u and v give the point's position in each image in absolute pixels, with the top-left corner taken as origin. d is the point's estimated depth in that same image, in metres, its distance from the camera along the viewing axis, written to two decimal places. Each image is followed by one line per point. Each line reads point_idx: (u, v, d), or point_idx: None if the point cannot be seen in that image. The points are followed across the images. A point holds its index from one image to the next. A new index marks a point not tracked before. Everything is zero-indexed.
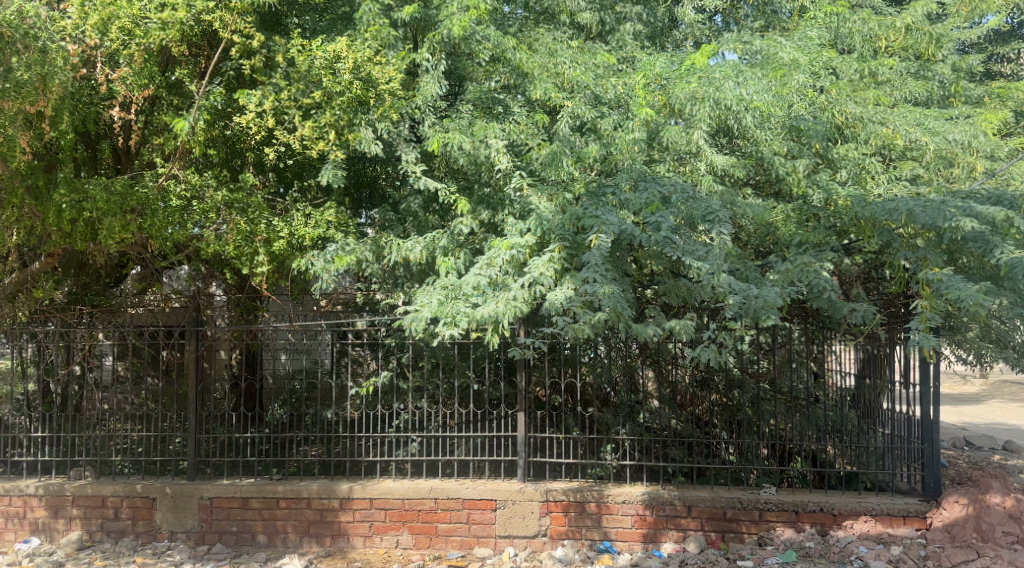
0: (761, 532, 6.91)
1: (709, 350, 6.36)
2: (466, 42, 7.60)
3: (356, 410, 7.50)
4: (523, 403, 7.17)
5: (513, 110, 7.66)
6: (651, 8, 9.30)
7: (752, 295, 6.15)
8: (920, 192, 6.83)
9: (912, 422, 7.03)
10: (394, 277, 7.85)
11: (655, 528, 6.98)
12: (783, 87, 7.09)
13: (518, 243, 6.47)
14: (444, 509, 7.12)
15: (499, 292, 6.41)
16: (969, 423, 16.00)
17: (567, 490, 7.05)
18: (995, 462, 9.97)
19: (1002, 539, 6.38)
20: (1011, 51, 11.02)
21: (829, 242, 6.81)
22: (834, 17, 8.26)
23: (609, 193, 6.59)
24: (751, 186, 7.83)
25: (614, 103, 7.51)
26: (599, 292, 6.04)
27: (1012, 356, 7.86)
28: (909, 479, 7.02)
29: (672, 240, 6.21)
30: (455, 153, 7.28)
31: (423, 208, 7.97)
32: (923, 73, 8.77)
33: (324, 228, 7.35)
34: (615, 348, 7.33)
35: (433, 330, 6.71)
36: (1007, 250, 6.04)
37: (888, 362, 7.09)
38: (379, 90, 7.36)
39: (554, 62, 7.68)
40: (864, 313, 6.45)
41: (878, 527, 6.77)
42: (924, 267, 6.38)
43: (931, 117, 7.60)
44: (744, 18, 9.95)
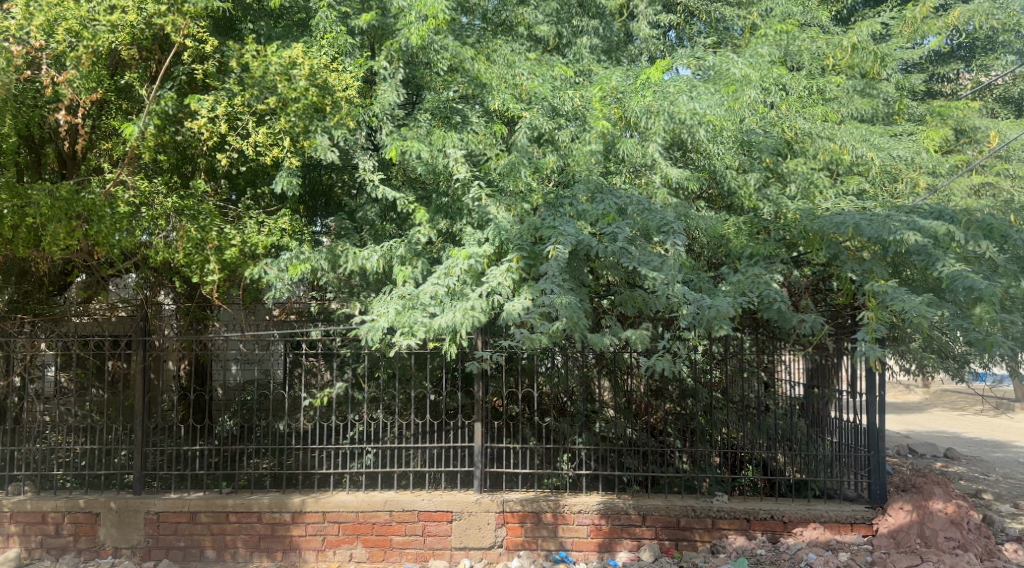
0: (714, 540, 6.99)
1: (664, 359, 6.42)
2: (423, 51, 7.56)
3: (310, 422, 7.41)
4: (479, 413, 7.11)
5: (472, 120, 7.62)
6: (607, 23, 9.52)
7: (706, 305, 6.24)
8: (866, 207, 7.01)
9: (859, 431, 7.25)
10: (349, 286, 7.80)
11: (610, 537, 7.02)
12: (735, 102, 7.22)
13: (476, 252, 6.53)
14: (399, 521, 7.06)
15: (457, 301, 6.49)
16: (912, 432, 16.31)
17: (523, 500, 7.05)
18: (937, 469, 10.23)
19: (945, 544, 6.49)
20: (952, 72, 11.12)
21: (780, 254, 6.90)
22: (784, 34, 8.39)
23: (566, 204, 6.69)
24: (705, 200, 7.72)
25: (571, 115, 7.46)
26: (555, 302, 6.09)
27: (952, 366, 7.96)
28: (856, 486, 7.21)
29: (628, 250, 6.29)
30: (413, 161, 7.28)
31: (381, 217, 7.94)
32: (869, 91, 8.75)
33: (277, 235, 7.28)
34: (573, 358, 7.26)
35: (390, 340, 6.77)
36: (948, 263, 6.34)
37: (835, 371, 7.33)
38: (335, 97, 7.27)
39: (513, 73, 7.72)
40: (813, 323, 6.60)
41: (827, 534, 6.94)
42: (870, 279, 6.58)
43: (876, 134, 7.83)
44: (697, 35, 10.19)
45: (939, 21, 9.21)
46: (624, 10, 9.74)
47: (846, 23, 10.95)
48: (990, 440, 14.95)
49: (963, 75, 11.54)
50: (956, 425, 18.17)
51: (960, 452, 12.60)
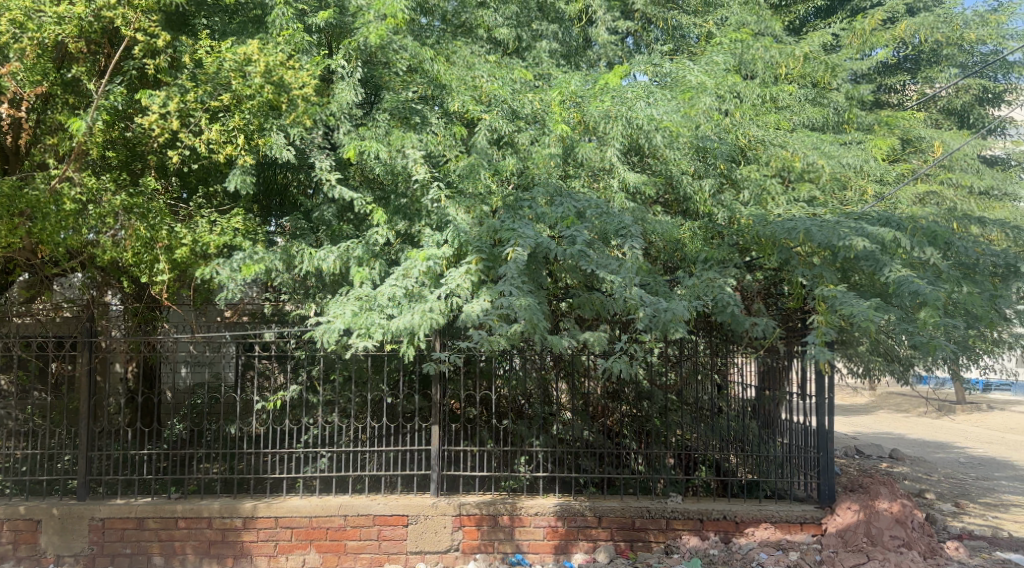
0: (668, 540, 7.06)
1: (622, 362, 6.45)
2: (382, 51, 7.56)
3: (262, 425, 7.27)
4: (437, 415, 7.10)
5: (431, 121, 7.60)
6: (566, 28, 9.60)
7: (662, 309, 6.32)
8: (816, 213, 7.17)
9: (809, 432, 7.37)
10: (305, 288, 7.77)
11: (566, 539, 7.04)
12: (691, 109, 7.27)
13: (435, 255, 6.50)
14: (354, 526, 6.99)
15: (415, 303, 6.48)
16: (858, 434, 16.70)
17: (480, 503, 7.03)
18: (883, 469, 10.51)
19: (890, 543, 6.64)
20: (899, 83, 11.41)
21: (733, 258, 7.05)
22: (739, 43, 8.62)
23: (526, 207, 6.74)
24: (661, 205, 7.77)
25: (530, 119, 7.50)
26: (514, 304, 6.10)
27: (897, 369, 8.17)
28: (806, 486, 7.33)
29: (586, 254, 6.30)
30: (371, 162, 7.25)
31: (337, 217, 7.86)
32: (820, 100, 8.96)
33: (230, 235, 7.13)
34: (530, 360, 7.29)
35: (346, 342, 6.76)
36: (894, 268, 6.53)
37: (786, 374, 7.42)
38: (291, 95, 7.26)
39: (472, 75, 7.71)
40: (765, 326, 6.71)
41: (777, 534, 7.06)
42: (820, 284, 6.72)
43: (827, 142, 7.89)
44: (654, 42, 10.31)
45: (887, 34, 9.57)
46: (583, 15, 9.83)
47: (799, 33, 11.25)
48: (932, 441, 15.37)
49: (908, 86, 11.74)
50: (899, 426, 18.68)
51: (904, 453, 12.95)
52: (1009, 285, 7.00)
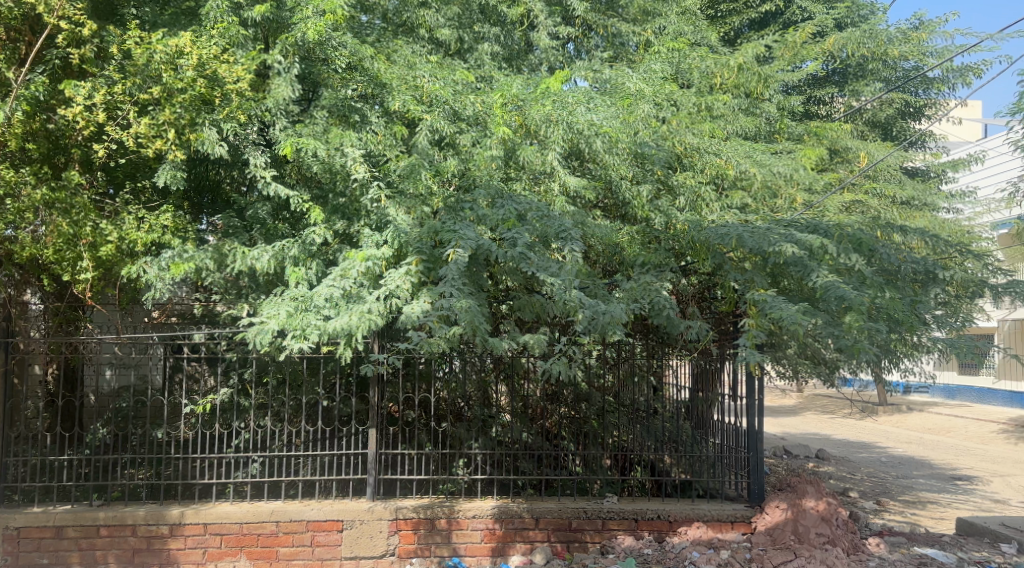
0: (604, 540, 7.12)
1: (561, 364, 6.48)
2: (321, 47, 7.38)
3: (191, 429, 7.03)
4: (375, 418, 7.03)
5: (372, 120, 7.57)
6: (508, 31, 9.68)
7: (601, 312, 6.30)
8: (748, 220, 7.36)
9: (739, 432, 7.60)
10: (237, 288, 7.62)
11: (503, 541, 7.03)
12: (630, 115, 7.44)
13: (374, 255, 6.42)
14: (286, 532, 6.83)
15: (353, 304, 6.34)
16: (785, 435, 17.17)
17: (417, 507, 6.96)
18: (810, 469, 10.84)
19: (816, 540, 6.80)
20: (828, 96, 11.80)
21: (669, 263, 7.09)
22: (676, 52, 8.99)
23: (467, 208, 6.73)
24: (600, 210, 7.81)
25: (472, 121, 7.52)
26: (454, 306, 6.05)
27: (824, 372, 8.43)
28: (737, 486, 7.53)
29: (527, 256, 6.30)
30: (309, 159, 7.13)
31: (272, 215, 7.71)
32: (753, 110, 9.21)
33: (159, 233, 6.94)
34: (470, 363, 7.29)
35: (280, 344, 6.57)
36: (822, 273, 6.71)
37: (718, 376, 7.61)
38: (225, 89, 7.12)
39: (413, 75, 7.67)
40: (699, 329, 6.78)
41: (709, 532, 7.20)
42: (751, 289, 6.87)
43: (760, 151, 8.13)
44: (594, 48, 10.43)
45: (816, 47, 10.00)
46: (525, 20, 9.91)
47: (733, 44, 11.83)
48: (854, 442, 15.90)
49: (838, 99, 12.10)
50: (822, 427, 19.29)
51: (830, 453, 13.35)
52: (929, 291, 7.41)
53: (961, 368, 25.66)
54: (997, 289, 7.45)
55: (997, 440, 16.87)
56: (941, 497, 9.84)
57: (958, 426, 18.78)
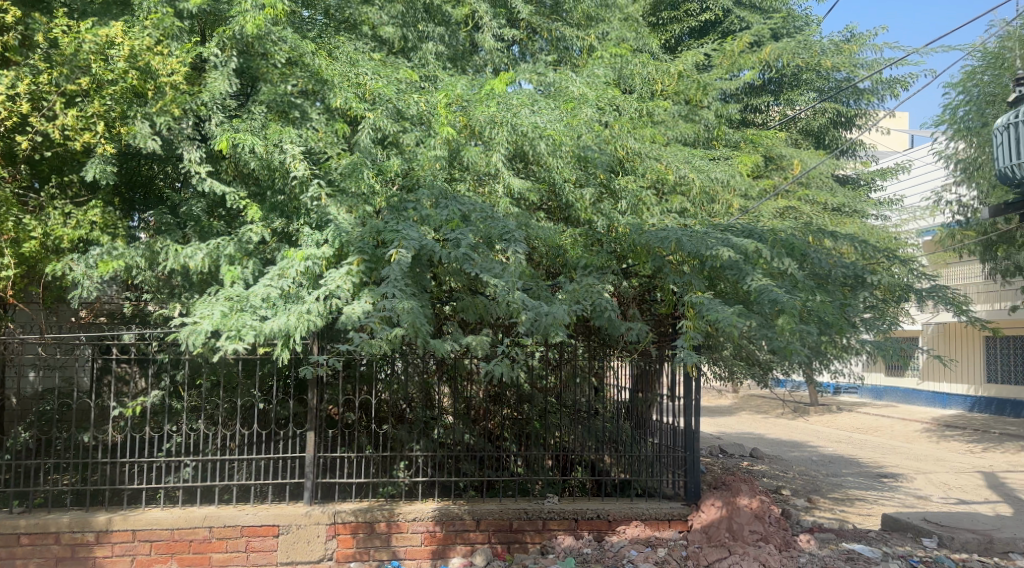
0: (544, 541, 7.15)
1: (503, 365, 6.47)
2: (259, 41, 7.19)
3: (119, 433, 6.76)
4: (313, 421, 6.90)
5: (312, 117, 7.51)
6: (452, 31, 9.67)
7: (543, 313, 6.32)
8: (687, 224, 7.50)
9: (677, 432, 7.67)
10: (169, 287, 7.40)
11: (443, 544, 6.99)
12: (573, 119, 7.43)
13: (313, 254, 6.31)
14: (220, 538, 6.66)
15: (291, 304, 6.27)
16: (722, 434, 17.52)
17: (356, 510, 6.86)
18: (745, 467, 11.11)
19: (749, 536, 6.95)
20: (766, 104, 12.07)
21: (611, 266, 7.15)
22: (618, 58, 9.06)
23: (410, 208, 6.64)
24: (544, 212, 7.87)
25: (416, 120, 7.48)
26: (397, 307, 5.94)
27: (758, 373, 8.63)
28: (674, 485, 7.62)
29: (470, 257, 6.30)
30: (246, 155, 6.96)
31: (207, 213, 7.52)
32: (692, 117, 9.37)
33: (87, 229, 6.71)
34: (412, 364, 7.23)
35: (214, 345, 6.35)
36: (756, 277, 6.89)
37: (657, 377, 7.76)
38: (159, 82, 6.81)
39: (355, 72, 7.51)
40: (639, 331, 6.81)
41: (647, 531, 7.29)
42: (689, 291, 6.97)
43: (698, 156, 8.41)
44: (539, 51, 10.41)
45: (754, 56, 10.27)
46: (469, 20, 9.90)
47: (674, 51, 12.07)
48: (786, 441, 16.33)
49: (772, 108, 12.17)
50: (754, 427, 19.76)
51: (764, 452, 13.68)
52: (857, 295, 7.53)
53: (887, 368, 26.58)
54: (921, 293, 7.52)
55: (918, 438, 17.54)
56: (868, 495, 10.19)
57: (884, 427, 19.42)
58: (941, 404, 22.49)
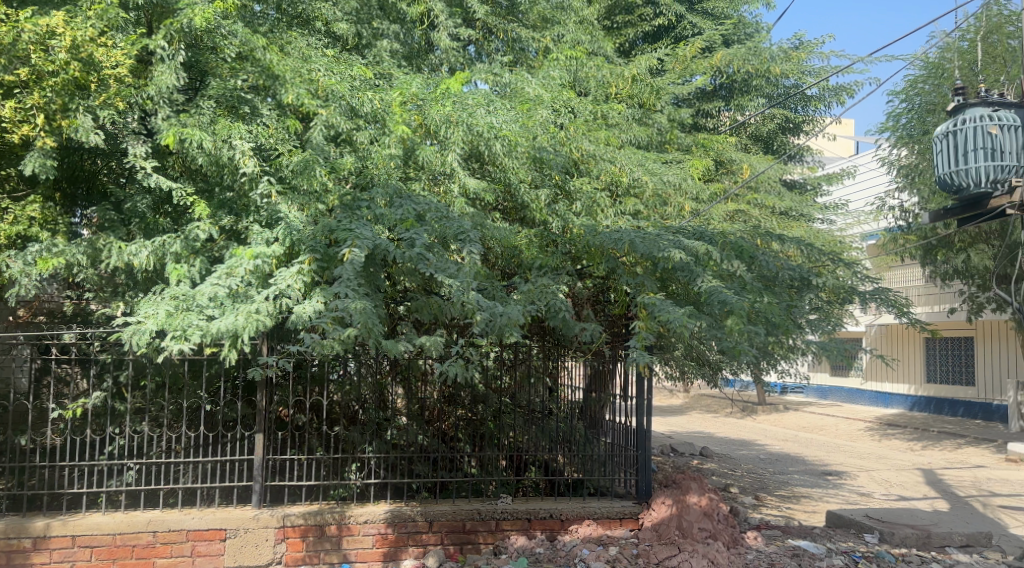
0: (497, 541, 7.15)
1: (457, 366, 6.42)
2: (208, 35, 7.08)
3: (59, 436, 6.55)
4: (262, 423, 6.76)
5: (262, 112, 7.38)
6: (408, 29, 9.66)
7: (498, 313, 6.31)
8: (640, 226, 7.58)
9: (629, 431, 7.75)
10: (113, 285, 7.19)
11: (395, 546, 6.93)
12: (529, 120, 7.49)
13: (263, 253, 6.20)
14: (164, 543, 6.50)
15: (239, 304, 6.09)
16: (673, 432, 17.76)
17: (305, 513, 6.76)
18: (694, 465, 11.27)
19: (699, 534, 6.98)
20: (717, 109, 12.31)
21: (565, 267, 7.18)
22: (573, 60, 8.98)
23: (364, 207, 6.62)
24: (500, 212, 7.88)
25: (370, 118, 7.39)
26: (349, 307, 5.86)
27: (709, 372, 8.76)
28: (625, 484, 7.74)
29: (425, 257, 6.22)
30: (193, 150, 6.75)
31: (153, 209, 7.29)
32: (645, 120, 9.50)
33: (25, 225, 6.59)
34: (365, 365, 7.14)
35: (159, 345, 6.23)
36: (706, 279, 6.99)
37: (610, 377, 7.84)
38: (102, 74, 6.63)
39: (307, 68, 7.37)
40: (593, 331, 6.85)
41: (599, 530, 7.33)
42: (641, 292, 7.03)
43: (651, 160, 8.50)
44: (495, 52, 10.48)
45: (705, 62, 10.65)
46: (425, 19, 9.87)
47: (627, 55, 12.23)
48: (733, 439, 16.63)
49: (723, 113, 12.54)
50: (702, 425, 20.08)
51: (714, 450, 13.91)
52: (802, 296, 7.68)
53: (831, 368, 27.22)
54: (864, 295, 7.73)
55: (862, 437, 18.02)
56: (813, 492, 10.43)
57: (830, 426, 19.84)
58: (882, 403, 23.03)
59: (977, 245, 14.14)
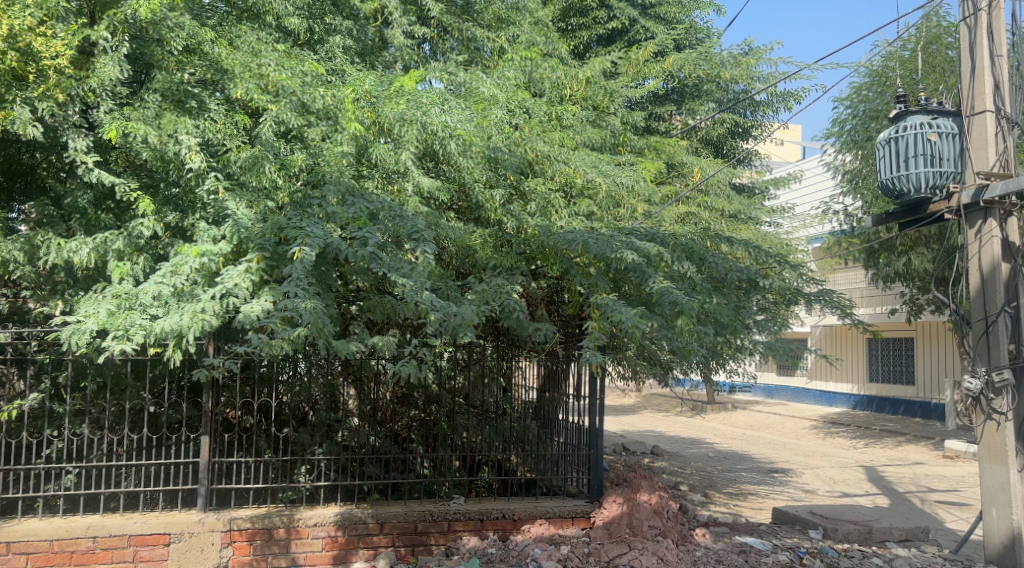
0: (449, 542, 7.10)
1: (410, 366, 6.35)
2: (155, 26, 6.90)
3: None
4: (207, 425, 6.60)
5: (210, 107, 7.20)
6: (361, 25, 9.52)
7: (451, 313, 6.26)
8: (594, 227, 7.63)
9: (582, 431, 7.78)
10: (52, 284, 6.98)
11: (345, 548, 6.84)
12: (484, 120, 7.45)
13: (209, 251, 5.97)
14: (104, 548, 6.31)
15: (184, 303, 5.95)
16: (624, 432, 17.91)
17: (253, 516, 6.62)
18: (645, 465, 11.39)
19: (648, 532, 7.02)
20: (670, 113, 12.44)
21: (519, 267, 7.18)
22: (528, 62, 8.95)
23: (315, 205, 6.54)
24: (454, 212, 7.85)
25: (321, 114, 7.25)
26: (298, 306, 5.76)
27: (660, 372, 8.85)
28: (578, 483, 7.75)
29: (378, 256, 6.14)
30: (137, 145, 6.62)
31: (95, 205, 7.04)
32: (599, 122, 9.66)
33: None
34: (315, 366, 7.05)
35: (100, 345, 6.10)
36: (657, 279, 7.04)
37: (564, 377, 7.84)
38: (41, 65, 6.46)
39: (257, 62, 7.15)
40: (546, 331, 6.87)
41: (551, 529, 7.33)
42: (594, 293, 7.06)
43: (604, 162, 8.50)
44: (449, 51, 10.39)
45: (657, 66, 10.74)
46: (379, 16, 9.78)
47: (582, 57, 12.31)
48: (682, 438, 16.85)
49: (676, 117, 12.69)
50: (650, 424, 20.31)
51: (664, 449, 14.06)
52: (750, 298, 7.82)
53: (778, 368, 27.74)
54: (809, 298, 7.84)
55: (807, 436, 18.40)
56: (760, 489, 10.63)
57: (776, 425, 20.25)
58: (827, 403, 23.70)
59: (918, 248, 14.56)
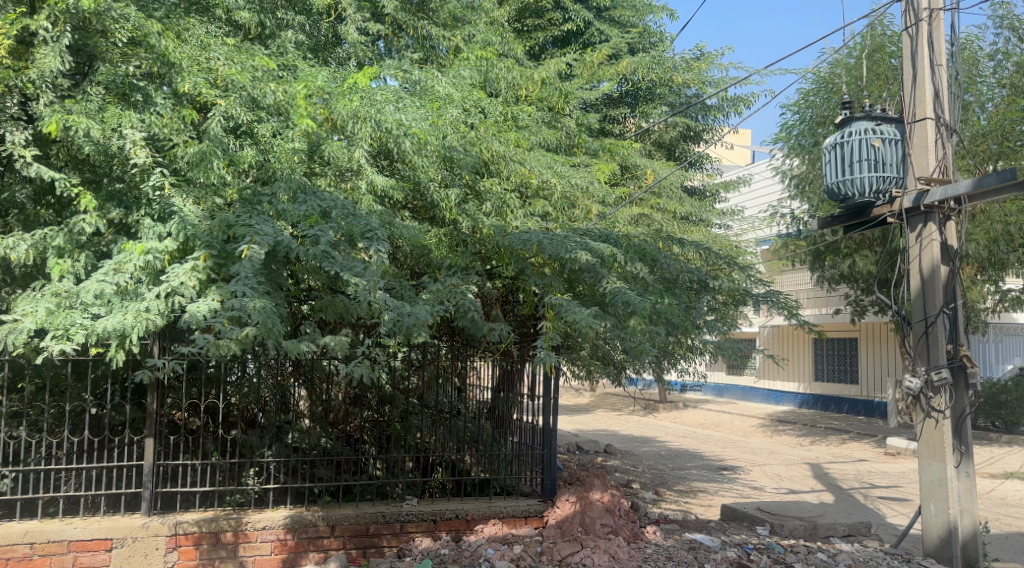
0: (401, 544, 7.05)
1: (362, 367, 6.28)
2: (98, 17, 6.75)
3: None
4: (152, 427, 6.42)
5: (156, 101, 6.93)
6: (314, 21, 9.41)
7: (405, 314, 6.24)
8: (548, 227, 7.66)
9: (535, 431, 7.82)
10: None
11: (295, 551, 6.73)
12: (438, 119, 7.45)
13: (155, 248, 5.84)
14: (42, 555, 6.10)
15: (128, 302, 5.82)
16: (578, 431, 17.99)
17: (199, 520, 6.47)
18: (598, 464, 11.46)
19: (600, 530, 7.04)
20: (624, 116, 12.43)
21: (474, 267, 7.16)
22: (483, 61, 9.07)
23: (265, 202, 6.39)
24: (409, 211, 7.77)
25: (273, 110, 7.17)
26: (247, 306, 5.62)
27: (613, 371, 8.92)
28: (531, 482, 7.80)
29: (331, 255, 6.06)
30: (79, 139, 6.39)
31: (34, 200, 6.88)
32: (554, 123, 9.76)
33: None
34: (265, 367, 6.97)
35: (38, 345, 5.88)
36: (611, 280, 7.09)
37: (520, 376, 7.87)
38: None
39: (206, 56, 7.16)
40: (500, 331, 6.85)
41: (504, 529, 7.32)
42: (549, 293, 7.08)
43: (559, 163, 8.61)
44: (404, 48, 10.26)
45: (611, 69, 11.01)
46: (333, 11, 9.66)
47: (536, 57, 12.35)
48: (634, 437, 16.99)
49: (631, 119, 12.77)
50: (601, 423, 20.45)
51: (617, 448, 14.17)
52: (701, 298, 7.87)
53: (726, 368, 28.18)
54: (757, 298, 7.98)
55: (755, 434, 18.72)
56: (710, 487, 10.79)
57: (726, 423, 20.57)
58: (775, 400, 23.94)
59: (861, 251, 14.98)
